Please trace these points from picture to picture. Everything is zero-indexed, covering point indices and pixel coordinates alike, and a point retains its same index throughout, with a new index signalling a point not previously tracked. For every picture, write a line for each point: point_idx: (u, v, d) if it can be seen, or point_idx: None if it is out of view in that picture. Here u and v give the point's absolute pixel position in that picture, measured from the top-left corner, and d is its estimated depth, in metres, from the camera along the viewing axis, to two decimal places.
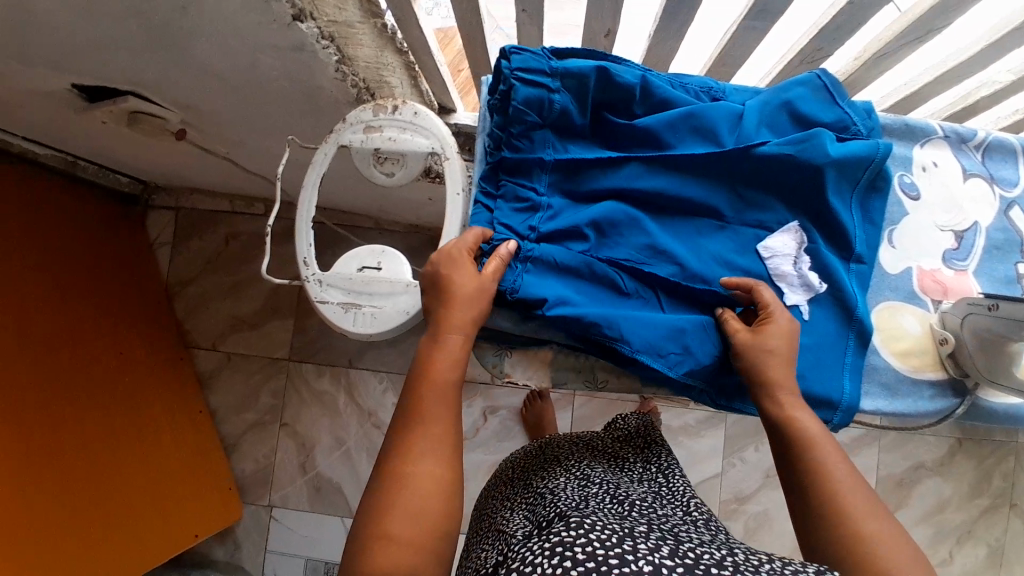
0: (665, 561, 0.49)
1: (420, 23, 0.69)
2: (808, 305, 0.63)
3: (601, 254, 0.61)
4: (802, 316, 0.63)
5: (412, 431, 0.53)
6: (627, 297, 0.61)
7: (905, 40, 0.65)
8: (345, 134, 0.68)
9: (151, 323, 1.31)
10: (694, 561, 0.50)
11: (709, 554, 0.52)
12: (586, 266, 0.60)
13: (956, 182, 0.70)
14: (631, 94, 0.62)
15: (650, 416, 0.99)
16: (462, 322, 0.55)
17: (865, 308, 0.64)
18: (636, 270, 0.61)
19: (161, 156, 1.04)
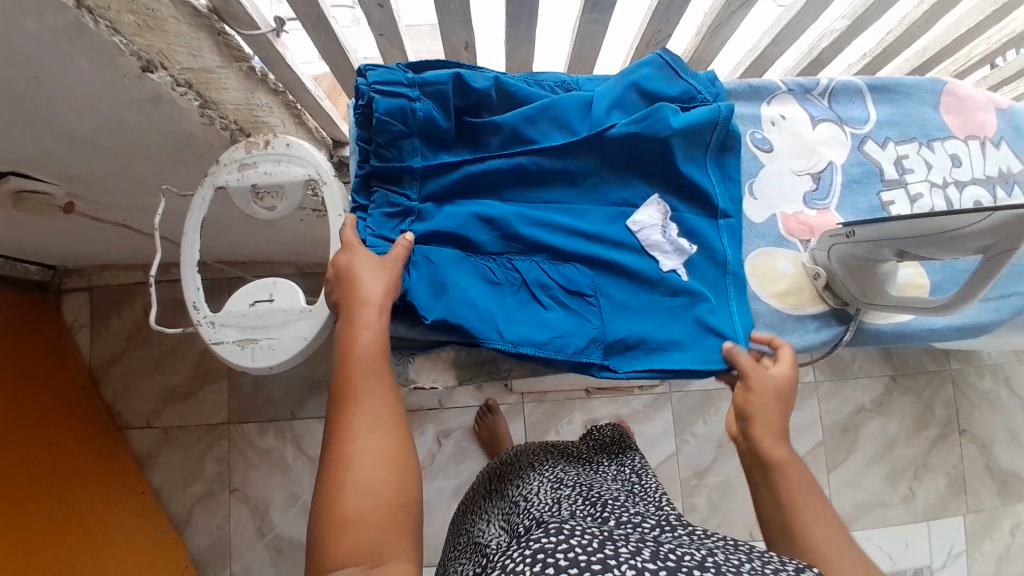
0: (647, 566, 0.48)
1: (288, 60, 0.74)
2: (684, 269, 0.68)
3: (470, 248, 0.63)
4: (681, 278, 0.67)
5: (346, 410, 0.51)
6: (500, 286, 0.63)
7: (729, 10, 0.71)
8: (220, 175, 0.68)
9: (77, 410, 1.26)
10: (677, 563, 0.49)
11: (690, 555, 0.50)
12: (457, 258, 0.62)
13: (807, 129, 0.75)
14: (489, 97, 0.66)
15: (622, 425, 1.00)
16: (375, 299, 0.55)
17: (733, 258, 0.69)
18: (500, 259, 0.64)
19: (57, 234, 1.02)
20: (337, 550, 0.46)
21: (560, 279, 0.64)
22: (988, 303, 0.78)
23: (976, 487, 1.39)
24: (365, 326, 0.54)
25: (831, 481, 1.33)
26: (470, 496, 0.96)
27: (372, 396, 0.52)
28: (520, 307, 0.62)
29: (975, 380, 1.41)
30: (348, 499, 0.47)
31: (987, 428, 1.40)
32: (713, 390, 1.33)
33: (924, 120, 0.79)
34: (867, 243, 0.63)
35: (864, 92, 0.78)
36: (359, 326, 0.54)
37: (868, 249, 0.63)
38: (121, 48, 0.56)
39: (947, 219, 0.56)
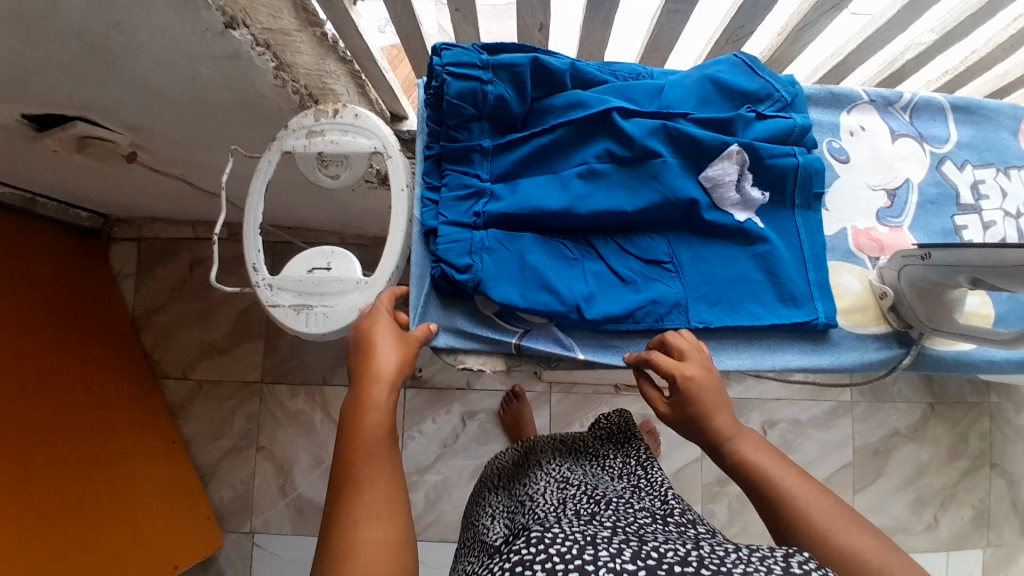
0: (624, 567, 0.47)
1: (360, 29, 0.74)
2: (758, 218, 0.67)
3: (545, 229, 0.65)
4: (756, 226, 0.66)
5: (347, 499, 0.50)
6: (578, 262, 0.64)
7: (819, 10, 0.68)
8: (288, 140, 0.69)
9: (118, 356, 1.29)
10: (657, 561, 0.48)
11: (672, 552, 0.49)
12: (535, 236, 0.64)
13: (885, 143, 0.73)
14: (564, 79, 0.66)
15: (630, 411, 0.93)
16: (384, 374, 0.55)
17: (814, 248, 0.67)
18: (580, 237, 0.65)
19: (118, 183, 1.04)
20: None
21: (634, 258, 0.65)
22: None
23: (1004, 524, 1.35)
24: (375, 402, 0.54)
25: (855, 503, 1.31)
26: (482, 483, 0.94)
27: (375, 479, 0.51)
28: (597, 278, 0.64)
29: (1013, 415, 1.37)
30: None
31: (1020, 466, 1.37)
32: (743, 398, 1.31)
33: (1005, 146, 0.76)
34: (941, 268, 0.61)
35: (947, 110, 0.75)
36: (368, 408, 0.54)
37: (941, 275, 0.61)
38: (207, 2, 0.56)
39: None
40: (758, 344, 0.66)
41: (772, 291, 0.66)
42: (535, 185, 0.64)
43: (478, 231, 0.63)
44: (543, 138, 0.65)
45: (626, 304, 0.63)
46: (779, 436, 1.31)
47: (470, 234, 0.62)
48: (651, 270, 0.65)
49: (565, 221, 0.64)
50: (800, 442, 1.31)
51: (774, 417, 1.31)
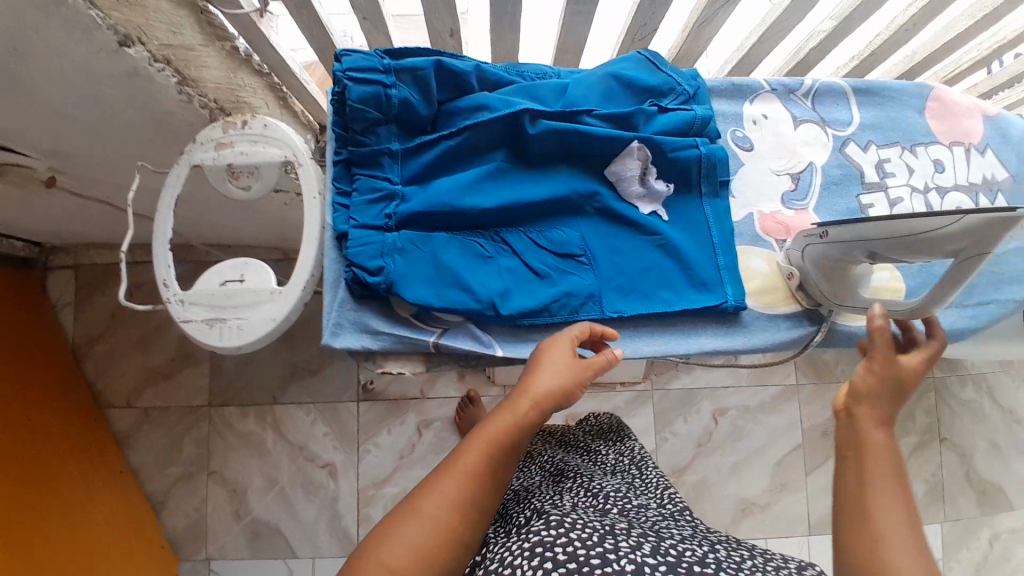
0: (647, 561, 0.59)
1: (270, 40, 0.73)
2: (665, 210, 0.68)
3: (458, 227, 0.65)
4: (662, 219, 0.68)
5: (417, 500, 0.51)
6: (493, 260, 0.64)
7: (714, 6, 0.71)
8: (196, 153, 0.69)
9: (59, 387, 1.25)
10: (676, 558, 0.60)
11: (691, 553, 0.61)
12: (447, 236, 0.64)
13: (788, 129, 0.75)
14: (470, 80, 0.67)
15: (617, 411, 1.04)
16: (540, 394, 0.55)
17: (722, 236, 0.69)
18: (494, 234, 0.65)
19: (42, 210, 1.02)
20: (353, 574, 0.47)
21: (548, 252, 0.65)
22: (966, 309, 0.78)
23: (955, 496, 1.39)
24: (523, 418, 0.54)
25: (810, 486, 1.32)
26: None
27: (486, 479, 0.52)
28: (513, 273, 0.64)
29: (957, 390, 1.42)
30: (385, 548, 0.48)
31: (967, 439, 1.41)
32: (694, 389, 1.33)
33: (908, 125, 0.79)
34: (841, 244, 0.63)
35: (848, 93, 0.78)
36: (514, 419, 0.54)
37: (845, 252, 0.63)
38: (97, 21, 0.56)
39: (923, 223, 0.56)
40: (672, 331, 0.67)
41: (682, 278, 0.67)
42: (445, 186, 0.64)
43: (389, 234, 0.63)
44: (451, 139, 0.66)
45: (543, 297, 0.63)
46: (730, 424, 1.32)
47: (381, 237, 0.62)
48: (565, 264, 0.66)
49: (477, 219, 0.65)
50: (752, 429, 1.33)
51: (724, 406, 1.33)
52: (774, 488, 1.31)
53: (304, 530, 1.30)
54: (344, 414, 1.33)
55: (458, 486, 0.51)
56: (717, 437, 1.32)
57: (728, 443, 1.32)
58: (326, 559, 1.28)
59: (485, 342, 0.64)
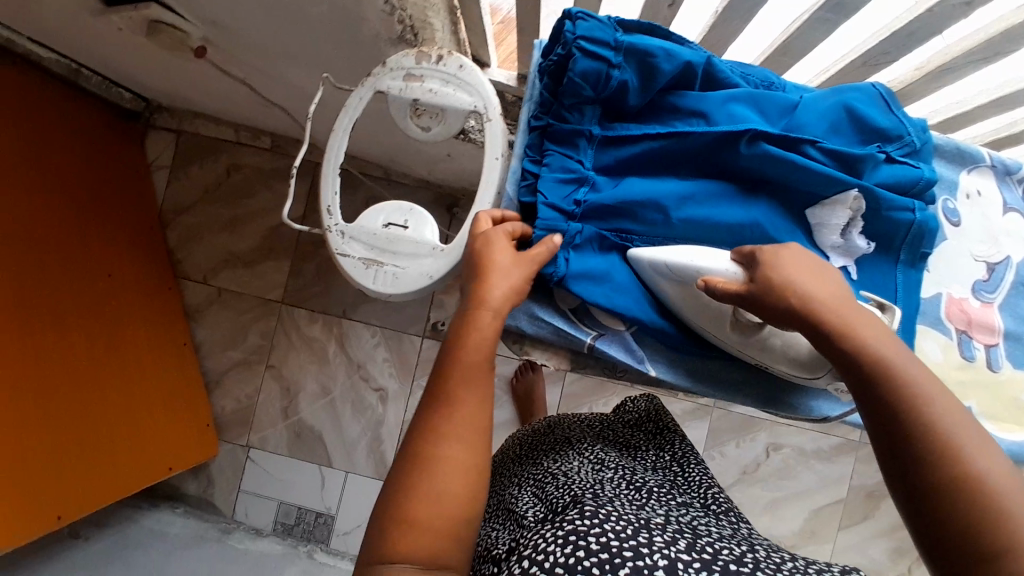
0: (681, 556, 0.52)
1: None
2: (856, 267, 0.63)
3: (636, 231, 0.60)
4: (850, 277, 0.62)
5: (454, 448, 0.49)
6: None
7: (969, 59, 0.67)
8: (383, 80, 0.64)
9: (142, 247, 1.26)
10: (712, 556, 0.54)
11: (728, 551, 0.56)
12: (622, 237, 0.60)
13: (996, 214, 0.69)
14: (695, 74, 0.60)
15: (655, 399, 1.05)
16: (496, 301, 0.52)
17: (907, 308, 0.63)
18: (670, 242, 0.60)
19: (175, 73, 0.99)
20: (399, 545, 0.45)
21: None
22: None
23: None
24: (483, 332, 0.51)
25: (839, 539, 1.31)
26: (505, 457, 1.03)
27: (469, 399, 0.49)
28: None
29: None
30: (418, 498, 0.46)
31: None
32: (754, 417, 1.31)
33: None
34: (686, 305, 0.57)
35: None
36: (480, 331, 0.51)
37: (708, 311, 0.56)
38: None
39: (675, 254, 0.56)
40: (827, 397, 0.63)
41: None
42: (641, 187, 0.60)
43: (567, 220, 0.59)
44: (656, 131, 0.60)
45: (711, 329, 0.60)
46: (780, 460, 1.31)
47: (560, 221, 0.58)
48: None
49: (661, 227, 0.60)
50: (799, 470, 1.31)
51: (780, 441, 1.32)
52: (803, 531, 1.30)
53: (342, 444, 1.33)
54: (407, 346, 1.32)
55: (467, 413, 0.49)
56: (763, 469, 1.31)
57: (772, 477, 1.31)
58: (357, 478, 1.31)
59: (638, 359, 0.61)
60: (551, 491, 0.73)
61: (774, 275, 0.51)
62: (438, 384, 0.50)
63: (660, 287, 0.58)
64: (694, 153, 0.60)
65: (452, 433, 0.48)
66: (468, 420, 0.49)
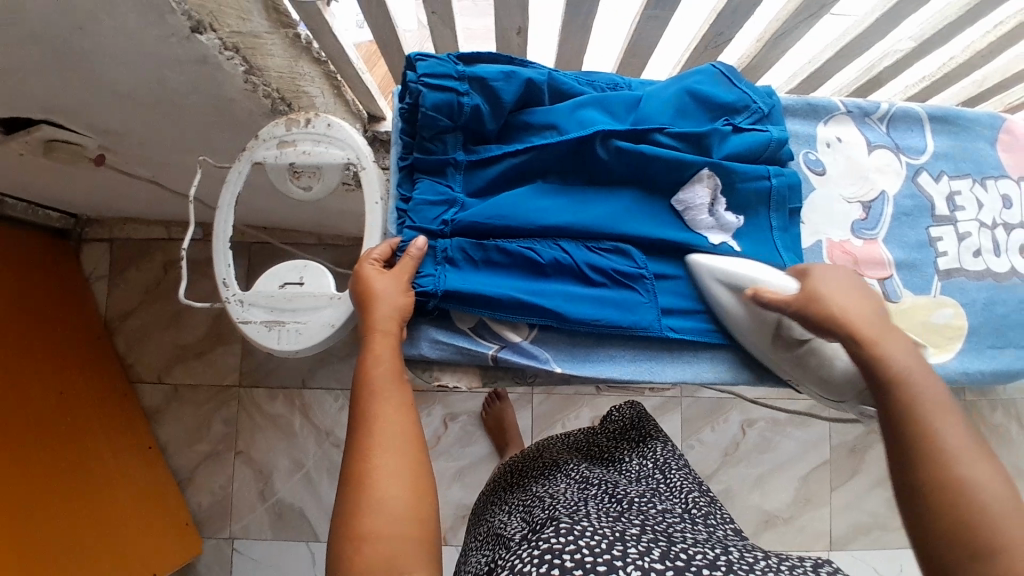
0: (655, 566, 0.55)
1: (334, 29, 0.70)
2: (734, 240, 0.65)
3: (512, 239, 0.62)
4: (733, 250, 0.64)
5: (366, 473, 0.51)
6: (546, 276, 0.62)
7: (796, 18, 0.71)
8: (258, 150, 0.67)
9: (91, 360, 1.26)
10: (686, 562, 0.56)
11: (700, 555, 0.58)
12: (497, 245, 0.62)
13: (861, 154, 0.72)
14: (541, 90, 0.65)
15: (639, 405, 1.07)
16: (384, 323, 0.56)
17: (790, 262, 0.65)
18: (545, 240, 0.63)
19: (84, 184, 1.02)
20: (357, 562, 0.47)
21: (608, 270, 0.62)
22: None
23: None
24: (382, 353, 0.55)
25: (830, 501, 1.32)
26: (493, 488, 1.03)
27: (385, 420, 0.53)
28: (564, 291, 0.62)
29: (988, 413, 1.37)
30: (364, 517, 0.49)
31: None
32: (722, 398, 1.33)
33: (980, 156, 0.78)
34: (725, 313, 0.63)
35: (925, 120, 0.75)
36: (376, 353, 0.55)
37: (755, 321, 0.61)
38: (172, 6, 0.55)
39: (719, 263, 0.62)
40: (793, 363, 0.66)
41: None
42: (509, 198, 0.62)
43: (441, 242, 0.61)
44: (515, 147, 0.64)
45: (615, 319, 0.61)
46: (758, 434, 1.32)
47: (431, 245, 0.61)
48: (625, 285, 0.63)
49: (534, 232, 0.62)
50: (777, 441, 1.32)
51: (753, 416, 1.33)
52: (797, 501, 1.31)
53: (325, 514, 1.32)
54: None
55: (386, 429, 0.52)
56: (742, 448, 1.32)
57: (753, 453, 1.32)
58: None
59: (541, 359, 0.62)
60: (537, 513, 0.76)
61: (817, 285, 0.57)
62: (357, 409, 0.54)
63: (713, 297, 0.63)
64: (553, 160, 0.64)
65: (380, 449, 0.51)
66: (392, 435, 0.52)
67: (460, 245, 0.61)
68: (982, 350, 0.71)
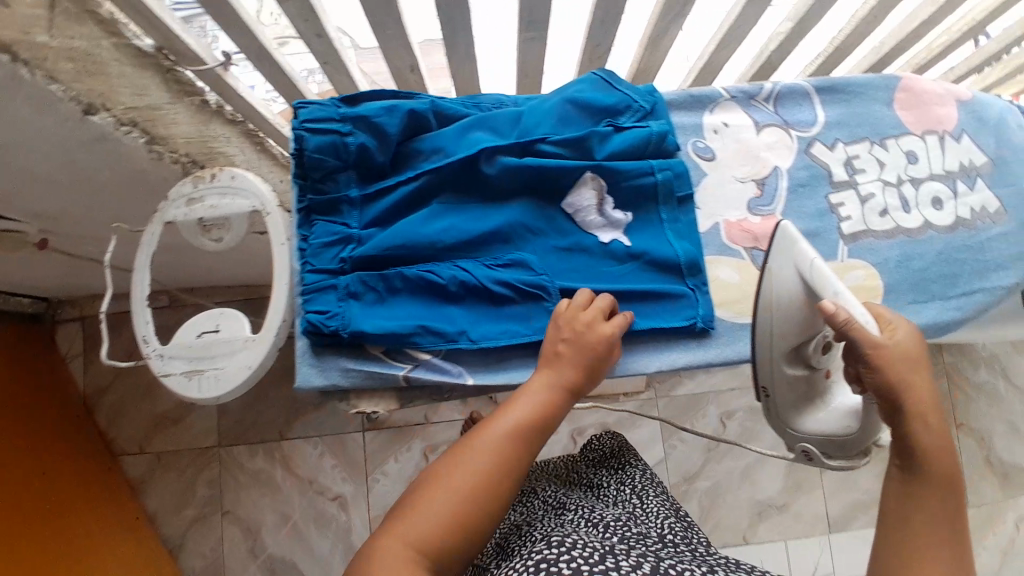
0: None
1: (241, 91, 0.74)
2: (626, 237, 0.68)
3: (411, 266, 0.64)
4: (623, 245, 0.68)
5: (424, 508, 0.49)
6: (449, 300, 0.65)
7: (667, 17, 0.71)
8: (169, 211, 0.70)
9: (72, 439, 1.28)
10: None
11: None
12: (395, 274, 0.64)
13: (750, 136, 0.74)
14: (426, 118, 0.68)
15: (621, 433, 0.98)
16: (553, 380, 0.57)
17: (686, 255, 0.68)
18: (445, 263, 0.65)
19: (39, 269, 1.06)
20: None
21: (512, 281, 0.65)
22: (951, 302, 0.73)
23: (984, 483, 1.32)
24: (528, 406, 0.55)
25: (823, 483, 1.29)
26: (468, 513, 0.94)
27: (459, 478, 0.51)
28: (472, 312, 0.65)
29: (970, 372, 1.35)
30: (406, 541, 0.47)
31: (985, 423, 1.33)
32: (697, 394, 1.32)
33: (876, 118, 0.77)
34: (779, 300, 0.61)
35: (813, 94, 0.77)
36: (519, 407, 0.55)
37: (802, 324, 0.61)
38: (58, 94, 0.60)
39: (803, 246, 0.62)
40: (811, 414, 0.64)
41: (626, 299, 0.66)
42: (403, 226, 0.65)
43: (343, 278, 0.63)
44: (405, 177, 0.66)
45: (518, 336, 0.64)
46: (738, 426, 1.31)
47: (329, 282, 0.63)
48: (528, 296, 0.65)
49: (430, 257, 0.65)
50: (759, 430, 1.31)
51: (730, 408, 1.32)
52: (788, 488, 1.29)
53: (318, 563, 1.32)
54: (351, 445, 1.35)
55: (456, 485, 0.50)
56: (725, 443, 1.30)
57: (736, 446, 1.30)
58: None
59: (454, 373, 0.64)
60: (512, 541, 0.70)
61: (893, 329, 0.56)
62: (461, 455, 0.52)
63: (778, 273, 0.62)
64: (442, 181, 0.67)
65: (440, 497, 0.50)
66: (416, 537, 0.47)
67: (356, 277, 0.63)
68: (902, 307, 0.71)
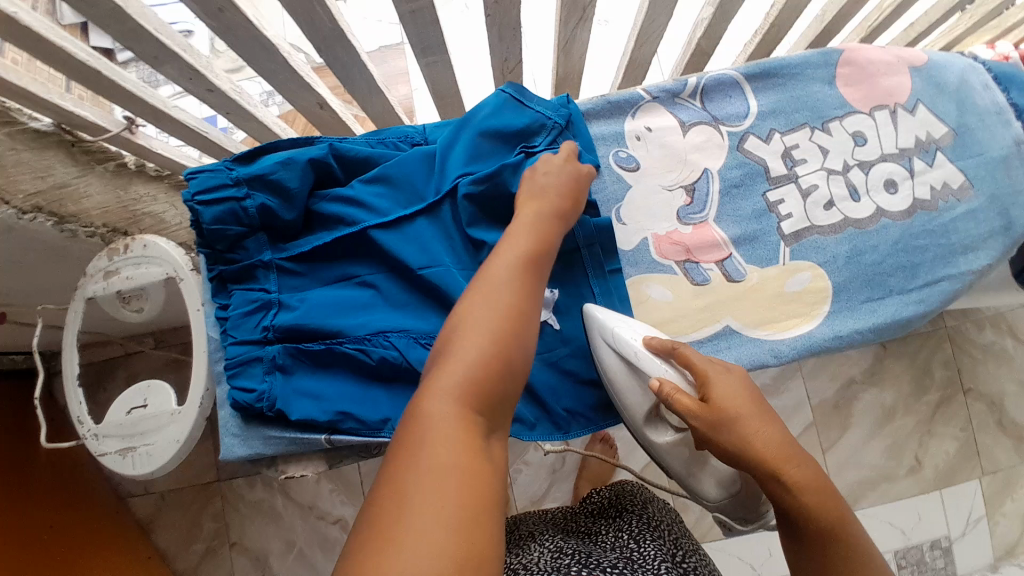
0: None
1: (157, 147, 0.71)
2: (557, 317, 0.64)
3: (342, 339, 0.62)
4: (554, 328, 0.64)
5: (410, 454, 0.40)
6: (383, 379, 0.63)
7: (568, 26, 0.66)
8: (89, 286, 0.69)
9: (78, 483, 1.27)
10: None
11: None
12: (325, 350, 0.62)
13: (675, 138, 0.70)
14: (330, 164, 0.65)
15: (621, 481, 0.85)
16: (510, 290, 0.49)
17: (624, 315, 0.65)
18: (376, 336, 0.63)
19: None
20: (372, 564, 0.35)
21: None
22: (911, 296, 0.68)
23: (997, 448, 1.25)
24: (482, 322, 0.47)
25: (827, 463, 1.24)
26: None
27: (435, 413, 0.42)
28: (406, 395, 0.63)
29: (975, 333, 1.27)
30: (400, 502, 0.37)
31: (995, 384, 1.27)
32: None
33: (816, 100, 0.71)
34: (611, 374, 0.62)
35: (743, 82, 0.71)
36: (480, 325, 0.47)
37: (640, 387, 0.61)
38: None
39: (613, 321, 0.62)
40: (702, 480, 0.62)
41: (564, 384, 0.64)
42: (332, 304, 0.64)
43: (268, 347, 0.61)
44: (325, 239, 0.65)
45: None
46: None
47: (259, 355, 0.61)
48: None
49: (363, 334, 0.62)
50: None
51: None
52: None
53: None
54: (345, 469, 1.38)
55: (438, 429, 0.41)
56: None
57: None
58: None
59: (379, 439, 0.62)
60: None
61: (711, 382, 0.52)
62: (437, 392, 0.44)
63: (601, 355, 0.62)
64: (368, 247, 0.66)
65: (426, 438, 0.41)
66: (457, 393, 0.43)
67: (284, 350, 0.61)
68: (855, 307, 0.67)
